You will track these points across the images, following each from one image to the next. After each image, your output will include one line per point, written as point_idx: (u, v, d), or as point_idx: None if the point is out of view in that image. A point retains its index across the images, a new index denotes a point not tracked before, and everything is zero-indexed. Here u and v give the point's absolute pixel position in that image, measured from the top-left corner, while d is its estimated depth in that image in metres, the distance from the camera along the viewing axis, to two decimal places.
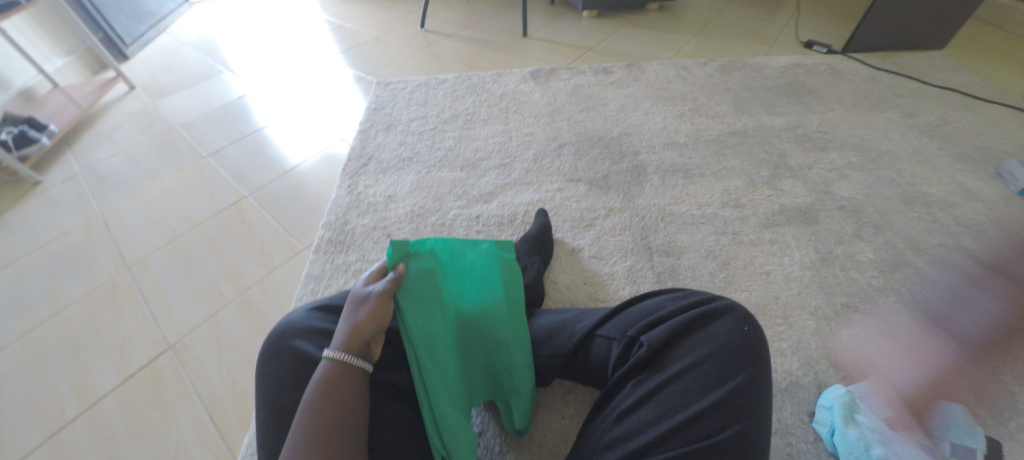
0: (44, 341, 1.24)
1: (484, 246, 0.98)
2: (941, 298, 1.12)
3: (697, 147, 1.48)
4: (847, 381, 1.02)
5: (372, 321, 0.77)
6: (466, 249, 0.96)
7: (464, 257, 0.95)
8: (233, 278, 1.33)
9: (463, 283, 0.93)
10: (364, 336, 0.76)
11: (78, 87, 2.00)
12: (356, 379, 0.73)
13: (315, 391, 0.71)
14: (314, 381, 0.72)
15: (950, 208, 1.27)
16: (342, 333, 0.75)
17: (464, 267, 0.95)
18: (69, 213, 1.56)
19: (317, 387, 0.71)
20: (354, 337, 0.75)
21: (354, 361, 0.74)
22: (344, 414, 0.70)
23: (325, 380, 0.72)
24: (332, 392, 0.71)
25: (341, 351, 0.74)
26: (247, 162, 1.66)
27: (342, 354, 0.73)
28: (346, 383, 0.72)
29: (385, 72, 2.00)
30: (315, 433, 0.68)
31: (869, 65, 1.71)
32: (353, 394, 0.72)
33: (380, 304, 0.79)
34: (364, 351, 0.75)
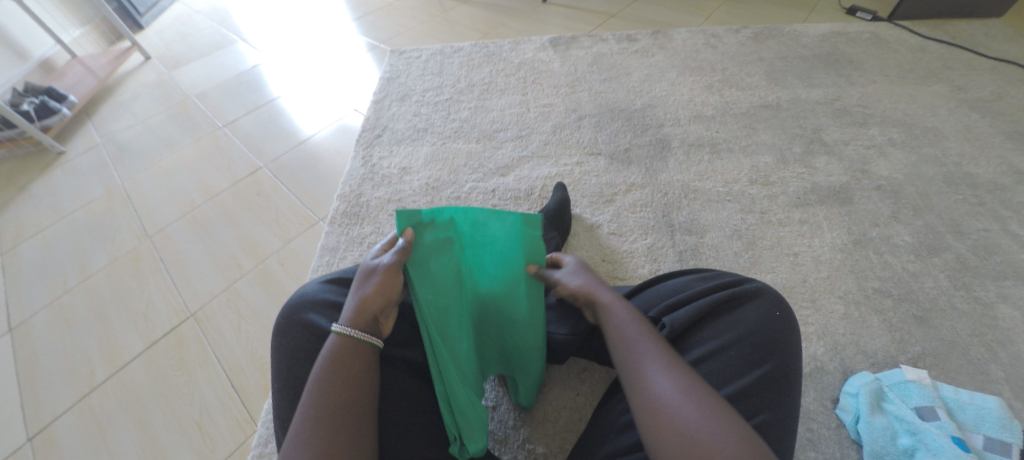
0: (69, 307, 1.27)
1: (511, 217, 0.81)
2: (982, 285, 1.06)
3: (726, 121, 1.41)
4: (876, 369, 0.98)
5: (379, 294, 0.75)
6: (489, 220, 0.81)
7: (485, 230, 0.82)
8: (250, 249, 1.33)
9: (483, 256, 0.84)
10: (370, 312, 0.74)
11: (95, 58, 1.99)
12: (366, 349, 0.72)
13: (324, 362, 0.71)
14: (325, 353, 0.71)
15: (998, 191, 1.19)
16: (350, 308, 0.74)
17: (487, 240, 0.83)
18: (91, 182, 1.57)
19: (328, 359, 0.71)
20: (358, 313, 0.74)
21: (359, 335, 0.72)
22: (353, 385, 0.69)
23: (333, 352, 0.71)
24: (340, 364, 0.70)
25: (347, 326, 0.73)
26: (261, 133, 1.64)
27: (348, 329, 0.72)
28: (355, 355, 0.71)
29: (400, 40, 1.94)
30: (325, 404, 0.68)
31: (917, 34, 1.60)
32: (363, 365, 0.71)
33: (385, 279, 0.76)
34: (370, 326, 0.74)
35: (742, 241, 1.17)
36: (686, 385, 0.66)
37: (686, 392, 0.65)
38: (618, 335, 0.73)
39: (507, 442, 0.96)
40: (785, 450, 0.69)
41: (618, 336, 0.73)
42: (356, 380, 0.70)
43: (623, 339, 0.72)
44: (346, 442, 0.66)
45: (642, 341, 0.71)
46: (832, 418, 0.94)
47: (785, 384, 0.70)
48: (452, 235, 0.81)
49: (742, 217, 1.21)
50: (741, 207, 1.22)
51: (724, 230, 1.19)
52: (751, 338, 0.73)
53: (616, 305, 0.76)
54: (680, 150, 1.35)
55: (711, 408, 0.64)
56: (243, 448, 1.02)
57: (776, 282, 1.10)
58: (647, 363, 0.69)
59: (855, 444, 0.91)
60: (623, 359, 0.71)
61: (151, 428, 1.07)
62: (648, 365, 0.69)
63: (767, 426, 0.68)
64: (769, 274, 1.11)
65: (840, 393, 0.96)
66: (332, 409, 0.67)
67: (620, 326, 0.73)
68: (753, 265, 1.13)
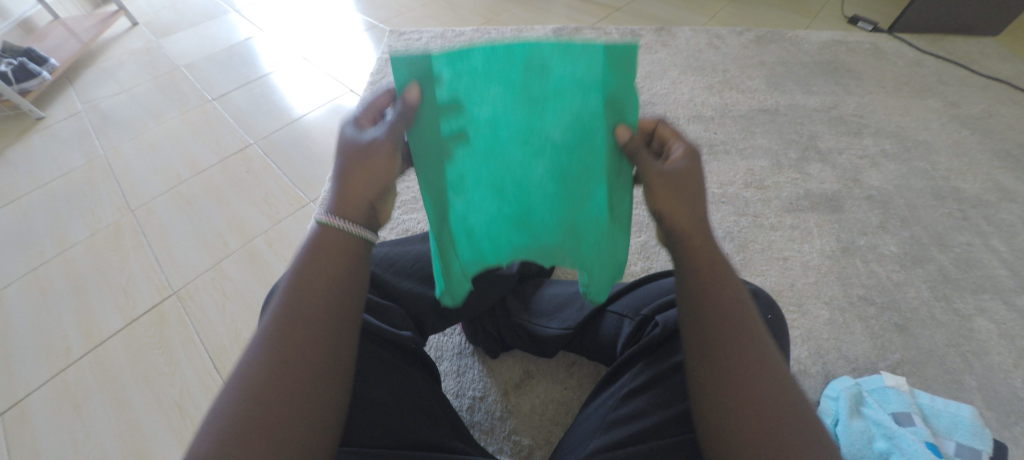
0: (47, 279, 1.23)
1: (582, 55, 0.62)
2: (961, 298, 1.10)
3: (724, 123, 1.42)
4: (856, 375, 1.01)
5: (371, 181, 0.66)
6: (551, 61, 0.63)
7: (545, 73, 0.64)
8: (238, 227, 1.30)
9: (541, 107, 0.67)
10: (362, 198, 0.66)
11: (78, 20, 1.92)
12: (350, 255, 0.64)
13: (301, 256, 0.63)
14: (304, 246, 0.64)
15: (983, 207, 1.23)
16: (331, 197, 0.66)
17: (546, 89, 0.66)
18: (72, 151, 1.51)
19: (305, 254, 0.63)
20: (347, 202, 0.65)
21: (348, 227, 0.64)
22: (330, 297, 0.61)
23: (310, 258, 0.63)
24: (316, 272, 0.62)
25: (331, 215, 0.64)
26: (252, 108, 1.60)
27: (334, 220, 0.64)
28: (336, 262, 0.63)
29: (399, 21, 1.90)
30: (298, 317, 0.60)
31: (915, 48, 1.62)
32: (343, 267, 0.63)
33: (378, 157, 0.66)
34: (363, 215, 0.66)
35: (734, 243, 1.18)
36: (790, 406, 0.57)
37: (790, 415, 0.57)
38: (732, 331, 0.60)
39: (493, 433, 0.97)
40: None
41: (732, 333, 0.60)
42: (336, 291, 0.62)
43: (736, 338, 0.60)
44: (314, 352, 0.59)
45: (751, 341, 0.60)
46: None
47: None
48: (499, 72, 0.65)
49: (735, 219, 1.22)
50: (734, 209, 1.24)
51: (716, 231, 1.20)
52: None
53: (728, 289, 0.63)
54: None
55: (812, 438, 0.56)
56: None
57: (765, 285, 1.12)
58: (756, 377, 0.58)
59: None
60: (733, 365, 0.59)
61: (128, 407, 1.04)
62: (755, 379, 0.58)
63: None
64: (759, 277, 1.13)
65: (821, 396, 0.98)
66: (304, 323, 0.59)
67: (729, 320, 0.61)
68: (743, 267, 1.15)
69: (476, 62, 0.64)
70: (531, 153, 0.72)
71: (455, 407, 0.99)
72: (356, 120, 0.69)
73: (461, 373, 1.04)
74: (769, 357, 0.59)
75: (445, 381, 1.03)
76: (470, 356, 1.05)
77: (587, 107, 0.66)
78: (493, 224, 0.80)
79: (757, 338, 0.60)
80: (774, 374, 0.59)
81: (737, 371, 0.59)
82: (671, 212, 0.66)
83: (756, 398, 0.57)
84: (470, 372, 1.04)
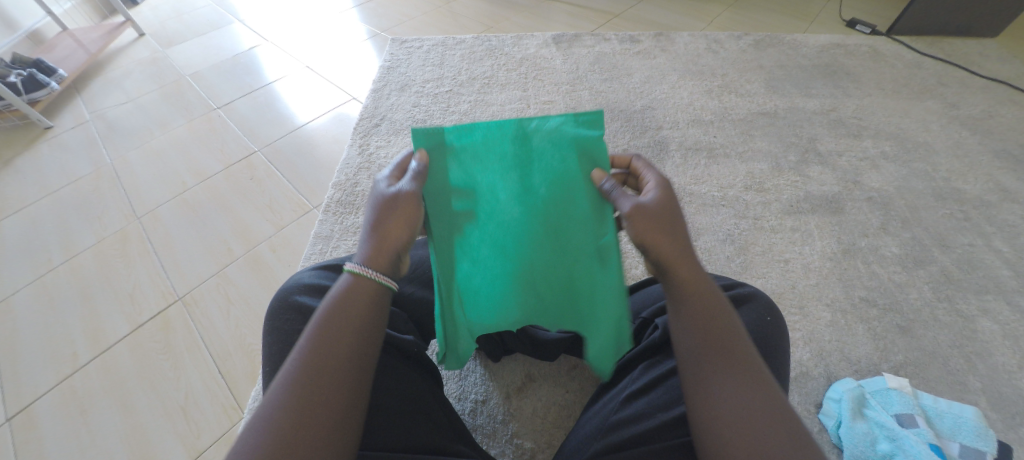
0: (56, 286, 1.25)
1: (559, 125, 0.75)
2: (964, 298, 1.09)
3: (723, 126, 1.42)
4: (858, 376, 1.01)
5: (403, 228, 0.71)
6: (535, 132, 0.75)
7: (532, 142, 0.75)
8: (242, 234, 1.31)
9: (531, 172, 0.76)
10: (393, 246, 0.70)
11: (87, 31, 1.95)
12: (374, 304, 0.67)
13: (327, 310, 0.65)
14: (331, 297, 0.66)
15: (984, 208, 1.22)
16: (365, 247, 0.69)
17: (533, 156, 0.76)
18: (80, 160, 1.54)
19: (331, 305, 0.65)
20: (380, 252, 0.69)
21: (375, 276, 0.68)
22: (352, 346, 0.64)
23: (337, 305, 0.66)
24: (339, 320, 0.65)
25: (364, 266, 0.68)
26: (256, 117, 1.62)
27: (364, 270, 0.68)
28: (360, 311, 0.66)
29: (401, 29, 1.93)
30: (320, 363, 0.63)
31: (913, 50, 1.63)
32: (367, 322, 0.66)
33: (405, 204, 0.71)
34: (390, 262, 0.70)
35: (734, 246, 1.18)
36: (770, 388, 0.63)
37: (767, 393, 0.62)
38: (714, 323, 0.66)
39: (496, 436, 0.97)
40: None
41: (713, 323, 0.66)
42: (358, 342, 0.65)
43: (718, 328, 0.66)
44: (337, 405, 0.61)
45: (724, 324, 0.66)
46: (815, 422, 0.96)
47: None
48: (495, 144, 0.75)
49: (735, 222, 1.22)
50: (734, 212, 1.24)
51: (717, 234, 1.20)
52: None
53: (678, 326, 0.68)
54: (677, 153, 1.37)
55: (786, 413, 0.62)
56: (229, 434, 1.02)
57: (766, 288, 1.12)
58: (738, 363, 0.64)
59: (837, 449, 0.93)
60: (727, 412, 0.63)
61: (134, 412, 1.05)
62: (737, 366, 0.64)
63: None
64: (760, 279, 1.13)
65: (823, 398, 0.98)
66: (324, 370, 0.62)
67: (710, 312, 0.67)
68: (744, 269, 1.15)
69: (477, 138, 0.75)
70: (528, 213, 0.77)
71: (458, 411, 0.99)
72: (386, 175, 0.74)
73: (463, 376, 1.04)
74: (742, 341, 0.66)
75: (447, 385, 1.03)
76: (472, 359, 1.06)
77: (567, 164, 0.75)
78: (496, 286, 0.80)
79: (733, 327, 0.67)
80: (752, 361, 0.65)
81: (721, 359, 0.65)
82: (654, 243, 0.69)
83: (740, 379, 0.63)
84: (472, 376, 1.04)
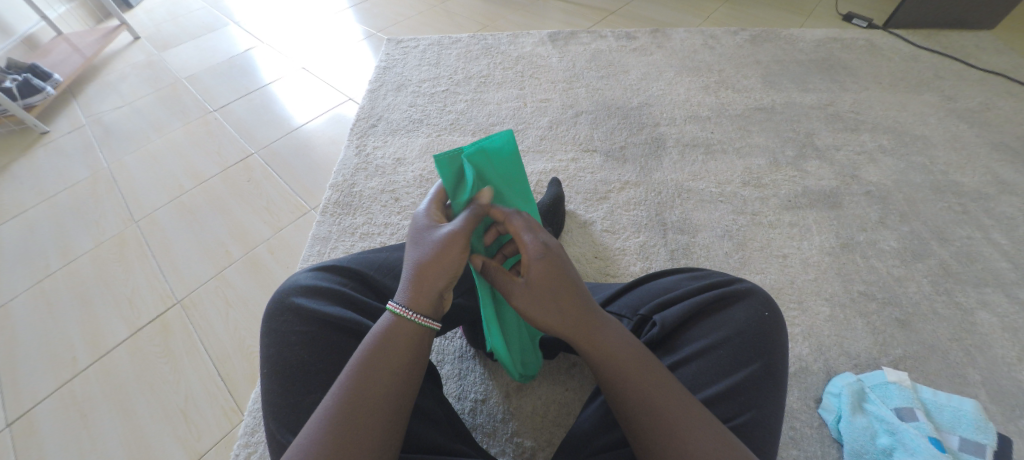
0: (54, 291, 1.25)
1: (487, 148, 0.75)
2: (963, 291, 1.09)
3: (721, 122, 1.42)
4: (858, 370, 1.01)
5: (441, 268, 0.69)
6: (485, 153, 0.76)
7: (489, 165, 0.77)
8: (240, 236, 1.31)
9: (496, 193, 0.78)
10: (436, 289, 0.69)
11: (81, 35, 1.95)
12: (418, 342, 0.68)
13: (375, 342, 0.67)
14: (377, 330, 0.68)
15: (982, 200, 1.22)
16: (408, 286, 0.69)
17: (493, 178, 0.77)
18: (77, 164, 1.54)
19: (377, 339, 0.67)
20: (419, 294, 0.68)
21: (416, 317, 0.68)
22: (394, 382, 0.65)
23: (382, 341, 0.67)
24: (384, 354, 0.66)
25: (403, 306, 0.68)
26: (253, 119, 1.62)
27: (406, 310, 0.68)
28: (403, 347, 0.67)
29: (396, 29, 1.92)
30: (362, 397, 0.64)
31: (910, 43, 1.63)
32: (408, 362, 0.67)
33: (444, 246, 0.69)
34: (432, 304, 0.69)
35: (733, 242, 1.18)
36: (659, 376, 0.66)
37: (659, 381, 0.65)
38: (586, 334, 0.68)
39: (496, 436, 0.97)
40: (772, 450, 0.69)
41: (586, 336, 0.68)
42: (399, 378, 0.66)
43: (593, 337, 0.68)
44: (373, 441, 0.63)
45: (598, 323, 0.68)
46: (814, 417, 0.96)
47: (772, 385, 0.71)
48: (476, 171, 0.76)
49: (733, 218, 1.22)
50: (732, 208, 1.24)
51: (715, 230, 1.20)
52: (740, 337, 0.74)
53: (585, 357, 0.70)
54: (674, 149, 1.37)
55: (682, 390, 0.65)
56: (229, 437, 1.02)
57: (764, 283, 1.12)
58: (626, 369, 0.66)
59: (837, 443, 0.93)
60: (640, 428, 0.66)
61: (134, 416, 1.05)
62: (626, 370, 0.66)
63: (751, 426, 0.69)
64: (758, 275, 1.13)
65: (823, 393, 0.98)
66: (366, 404, 0.63)
67: (579, 324, 0.68)
68: (743, 265, 1.15)
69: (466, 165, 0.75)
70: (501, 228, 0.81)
71: (457, 410, 1.00)
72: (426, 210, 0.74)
73: (463, 376, 1.04)
74: (620, 336, 0.68)
75: (447, 384, 1.03)
76: (472, 359, 1.06)
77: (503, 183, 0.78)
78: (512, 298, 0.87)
79: (608, 329, 0.68)
80: (637, 354, 0.67)
81: (610, 370, 0.67)
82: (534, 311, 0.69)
83: (634, 387, 0.65)
84: (471, 375, 1.04)
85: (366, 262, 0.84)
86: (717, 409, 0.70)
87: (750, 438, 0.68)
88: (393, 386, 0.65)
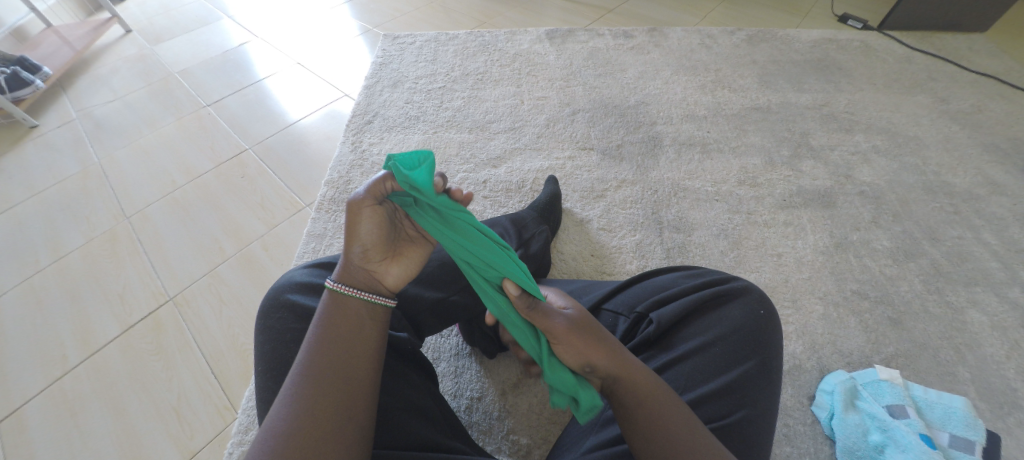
0: (44, 287, 1.24)
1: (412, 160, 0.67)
2: (954, 290, 1.11)
3: (717, 122, 1.43)
4: (851, 368, 1.02)
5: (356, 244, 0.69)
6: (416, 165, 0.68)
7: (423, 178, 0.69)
8: (234, 232, 1.31)
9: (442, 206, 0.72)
10: (353, 262, 0.69)
11: (72, 28, 1.92)
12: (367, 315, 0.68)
13: (319, 324, 0.67)
14: (320, 312, 0.68)
15: (974, 201, 1.24)
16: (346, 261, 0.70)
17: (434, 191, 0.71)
18: (67, 159, 1.52)
19: (322, 321, 0.67)
20: (347, 270, 0.69)
21: (345, 290, 0.68)
22: (349, 355, 0.66)
23: (332, 319, 0.67)
24: (331, 335, 0.66)
25: (340, 283, 0.69)
26: (247, 114, 1.61)
27: (343, 287, 0.69)
28: (352, 321, 0.67)
29: (392, 25, 1.91)
30: (319, 374, 0.64)
31: (904, 45, 1.64)
32: (356, 339, 0.67)
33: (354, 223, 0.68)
34: (357, 276, 0.69)
35: (728, 241, 1.19)
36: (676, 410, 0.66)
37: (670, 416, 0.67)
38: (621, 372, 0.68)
39: (491, 433, 0.97)
40: (767, 445, 0.70)
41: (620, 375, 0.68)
42: (355, 351, 0.66)
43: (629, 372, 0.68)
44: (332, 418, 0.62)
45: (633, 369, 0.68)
46: (808, 414, 0.97)
47: (767, 382, 0.72)
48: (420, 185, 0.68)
49: (729, 217, 1.23)
50: (728, 207, 1.25)
51: (711, 229, 1.21)
52: (736, 334, 0.74)
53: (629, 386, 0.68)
54: (671, 148, 1.37)
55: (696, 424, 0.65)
56: (223, 435, 1.01)
57: (759, 282, 1.13)
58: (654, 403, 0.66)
59: (829, 440, 0.94)
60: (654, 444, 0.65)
61: (125, 414, 1.05)
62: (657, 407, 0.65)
63: (747, 422, 0.69)
64: (753, 273, 1.14)
65: (816, 390, 0.99)
66: (325, 383, 0.64)
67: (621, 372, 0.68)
68: (738, 264, 1.16)
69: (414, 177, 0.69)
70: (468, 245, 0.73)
71: (453, 408, 1.00)
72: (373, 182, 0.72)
73: (459, 373, 1.04)
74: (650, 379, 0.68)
75: (443, 382, 1.03)
76: (468, 357, 1.06)
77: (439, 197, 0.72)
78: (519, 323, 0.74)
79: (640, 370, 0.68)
80: (660, 393, 0.67)
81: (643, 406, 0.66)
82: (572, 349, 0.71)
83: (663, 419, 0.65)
84: (467, 373, 1.04)
85: None
86: (713, 404, 0.71)
87: (745, 434, 0.69)
88: (348, 360, 0.65)
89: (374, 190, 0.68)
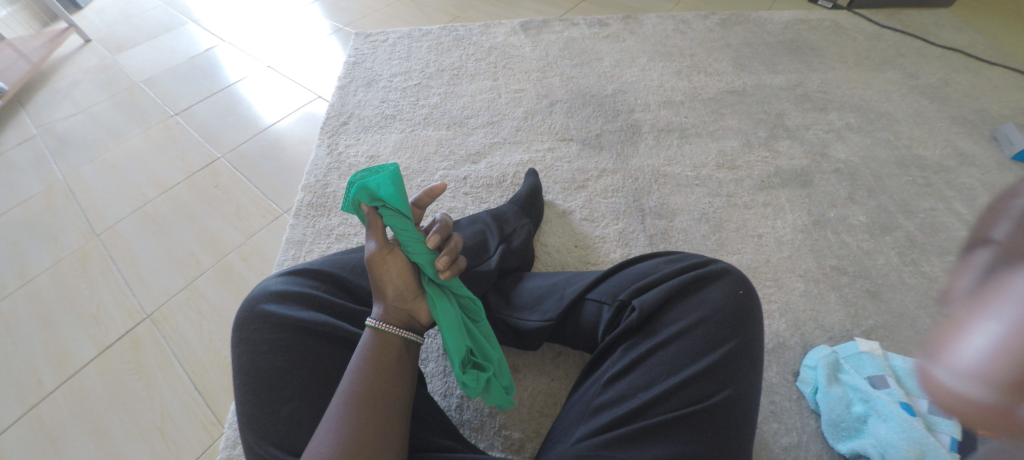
0: (15, 312, 1.21)
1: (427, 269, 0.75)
2: (928, 261, 1.14)
3: (694, 106, 1.44)
4: (832, 343, 1.04)
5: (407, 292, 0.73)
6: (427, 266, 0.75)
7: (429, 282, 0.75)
8: (210, 244, 1.29)
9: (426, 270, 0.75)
10: (390, 306, 0.72)
11: (27, 40, 1.87)
12: (400, 386, 0.67)
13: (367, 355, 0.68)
14: (363, 348, 0.69)
15: (944, 173, 1.27)
16: (379, 302, 0.73)
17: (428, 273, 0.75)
18: (30, 179, 1.48)
19: (369, 354, 0.68)
20: (394, 310, 0.72)
21: (401, 331, 0.71)
22: (386, 435, 0.63)
23: (359, 383, 0.65)
24: (382, 366, 0.67)
25: (385, 323, 0.70)
26: (217, 121, 1.58)
27: (383, 324, 0.70)
28: (385, 396, 0.65)
29: (364, 23, 1.89)
30: (353, 442, 0.61)
31: (873, 22, 1.67)
32: (397, 373, 0.68)
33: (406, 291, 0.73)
34: (404, 319, 0.73)
35: (709, 224, 1.20)
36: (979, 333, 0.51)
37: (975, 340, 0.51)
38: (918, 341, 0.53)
39: (483, 430, 0.98)
40: (749, 424, 0.71)
41: None
42: (384, 416, 0.64)
43: None
44: (371, 436, 0.62)
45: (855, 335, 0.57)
46: (793, 390, 0.99)
47: (747, 361, 0.73)
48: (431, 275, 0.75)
49: (709, 200, 1.25)
50: (708, 191, 1.26)
51: (693, 213, 1.22)
52: (717, 316, 0.75)
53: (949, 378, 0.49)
54: (650, 135, 1.38)
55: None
56: (211, 450, 1.00)
57: (741, 263, 1.15)
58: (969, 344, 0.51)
59: (815, 414, 0.96)
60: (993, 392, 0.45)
61: (108, 436, 1.03)
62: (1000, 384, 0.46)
63: (730, 402, 0.70)
64: (735, 255, 1.16)
65: (801, 366, 1.01)
66: (364, 453, 0.61)
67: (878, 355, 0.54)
68: (720, 246, 1.17)
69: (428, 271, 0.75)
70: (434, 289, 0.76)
71: (443, 408, 1.00)
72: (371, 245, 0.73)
73: (447, 373, 1.04)
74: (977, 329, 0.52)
75: (431, 382, 1.03)
76: None
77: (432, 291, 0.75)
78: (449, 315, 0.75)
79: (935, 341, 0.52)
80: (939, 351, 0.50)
81: None
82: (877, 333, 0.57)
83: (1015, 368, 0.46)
84: None
85: (339, 263, 0.83)
86: (699, 386, 0.71)
87: (727, 413, 0.70)
88: (386, 391, 0.66)
89: (394, 265, 0.73)
